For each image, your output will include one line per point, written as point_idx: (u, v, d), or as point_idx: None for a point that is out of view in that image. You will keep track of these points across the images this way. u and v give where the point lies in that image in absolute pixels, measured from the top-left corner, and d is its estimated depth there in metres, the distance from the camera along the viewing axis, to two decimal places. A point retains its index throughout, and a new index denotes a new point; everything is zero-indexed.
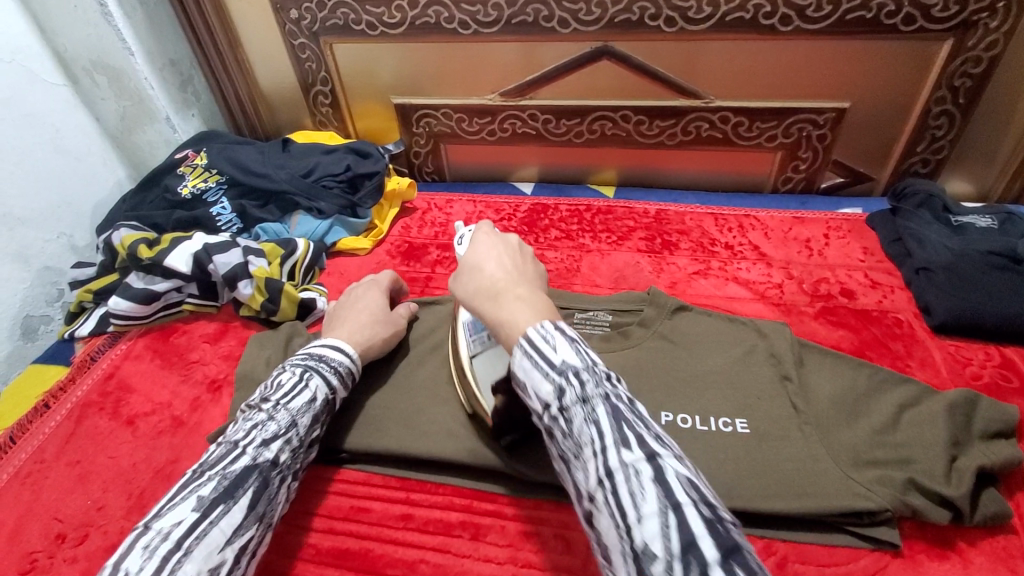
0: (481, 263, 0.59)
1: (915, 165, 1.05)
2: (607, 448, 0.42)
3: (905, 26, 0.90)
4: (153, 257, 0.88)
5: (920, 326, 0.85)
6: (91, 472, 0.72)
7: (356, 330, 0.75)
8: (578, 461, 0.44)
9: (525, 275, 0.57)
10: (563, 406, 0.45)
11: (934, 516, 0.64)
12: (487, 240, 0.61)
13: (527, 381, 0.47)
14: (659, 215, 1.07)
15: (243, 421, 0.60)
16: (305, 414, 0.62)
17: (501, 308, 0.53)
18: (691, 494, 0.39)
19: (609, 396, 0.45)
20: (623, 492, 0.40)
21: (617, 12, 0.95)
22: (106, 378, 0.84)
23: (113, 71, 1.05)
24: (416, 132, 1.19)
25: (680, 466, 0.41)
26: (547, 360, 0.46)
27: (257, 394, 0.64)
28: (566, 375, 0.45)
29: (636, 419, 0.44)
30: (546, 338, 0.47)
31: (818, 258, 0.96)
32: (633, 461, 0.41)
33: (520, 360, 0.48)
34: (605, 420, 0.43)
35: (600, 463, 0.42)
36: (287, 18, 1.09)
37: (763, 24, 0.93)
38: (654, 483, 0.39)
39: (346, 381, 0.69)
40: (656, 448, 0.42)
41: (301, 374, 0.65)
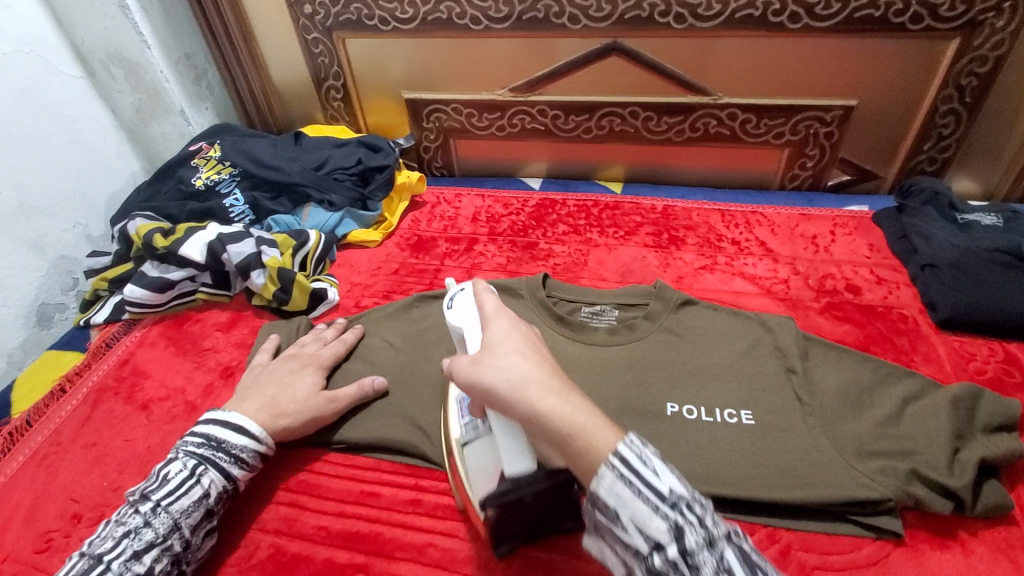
0: (517, 346, 0.53)
1: (922, 164, 1.05)
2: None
3: (912, 25, 0.90)
4: (167, 246, 0.90)
5: (925, 321, 0.85)
6: (107, 455, 0.74)
7: (271, 400, 0.70)
8: None
9: (550, 363, 0.53)
10: (683, 551, 0.42)
11: (936, 506, 0.65)
12: (506, 317, 0.56)
13: (626, 514, 0.44)
14: (666, 211, 1.08)
15: (118, 524, 0.58)
16: (189, 515, 0.60)
17: (568, 412, 0.48)
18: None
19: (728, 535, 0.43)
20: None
21: (627, 9, 0.96)
22: (120, 364, 0.86)
23: (129, 64, 1.06)
24: (426, 127, 1.20)
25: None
26: (655, 491, 0.44)
27: (141, 487, 0.61)
28: (678, 508, 0.43)
29: (758, 560, 0.43)
30: (646, 461, 0.45)
31: (824, 254, 0.97)
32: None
33: (614, 485, 0.44)
34: (737, 567, 0.41)
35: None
36: (301, 13, 1.10)
37: (772, 22, 0.93)
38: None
39: (251, 465, 0.66)
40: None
41: (190, 469, 0.62)
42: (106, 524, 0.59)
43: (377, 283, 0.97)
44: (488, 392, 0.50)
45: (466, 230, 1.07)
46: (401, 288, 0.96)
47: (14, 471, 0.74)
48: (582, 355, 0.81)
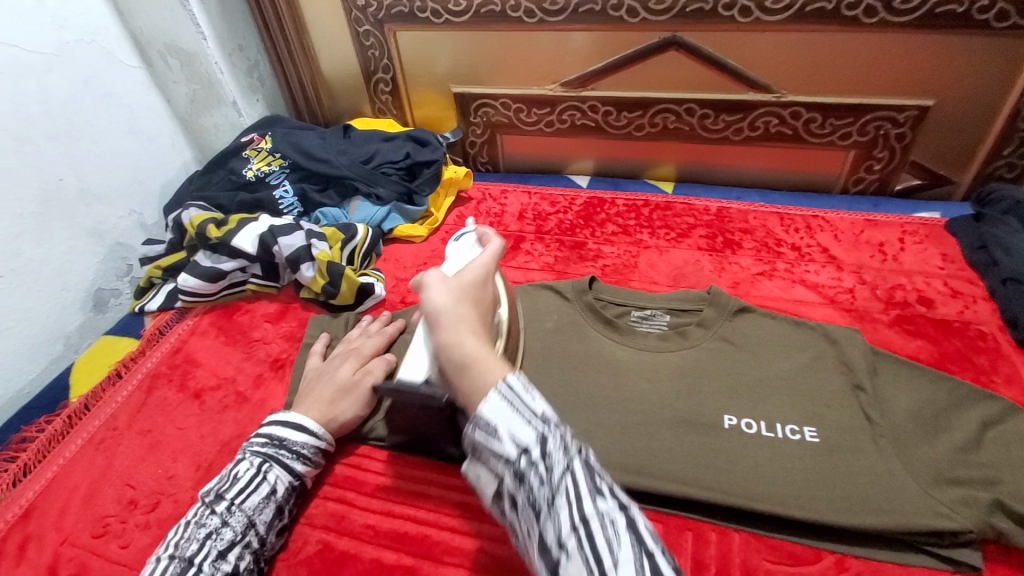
0: (474, 289, 0.54)
1: (1000, 170, 0.98)
2: (582, 497, 0.41)
3: (998, 22, 0.84)
4: (220, 237, 0.90)
5: (1006, 339, 0.79)
6: (161, 442, 0.75)
7: (316, 391, 0.71)
8: (549, 514, 0.41)
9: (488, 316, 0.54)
10: (545, 455, 0.42)
11: (1021, 541, 0.60)
12: (484, 263, 0.57)
13: (500, 425, 0.43)
14: (721, 213, 1.04)
15: (196, 526, 0.58)
16: (263, 511, 0.61)
17: (478, 352, 0.48)
18: (658, 544, 0.41)
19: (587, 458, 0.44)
20: (601, 539, 0.40)
21: (689, 1, 0.92)
22: (173, 352, 0.87)
23: (184, 54, 1.07)
24: (473, 122, 1.18)
25: (642, 517, 0.43)
26: (529, 407, 0.44)
27: (210, 488, 0.62)
28: (546, 424, 0.43)
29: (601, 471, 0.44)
30: (526, 387, 0.45)
31: (893, 263, 0.92)
32: (607, 510, 0.41)
33: (494, 403, 0.44)
34: (583, 473, 0.42)
35: (579, 519, 0.40)
36: (353, 5, 1.09)
37: (846, 16, 0.88)
38: (629, 533, 0.41)
39: (315, 460, 0.67)
40: (622, 497, 0.43)
41: (258, 467, 0.63)
42: (182, 526, 0.58)
43: None
44: (422, 308, 0.52)
45: (512, 228, 1.05)
46: None
47: (73, 454, 0.75)
48: (633, 360, 0.78)
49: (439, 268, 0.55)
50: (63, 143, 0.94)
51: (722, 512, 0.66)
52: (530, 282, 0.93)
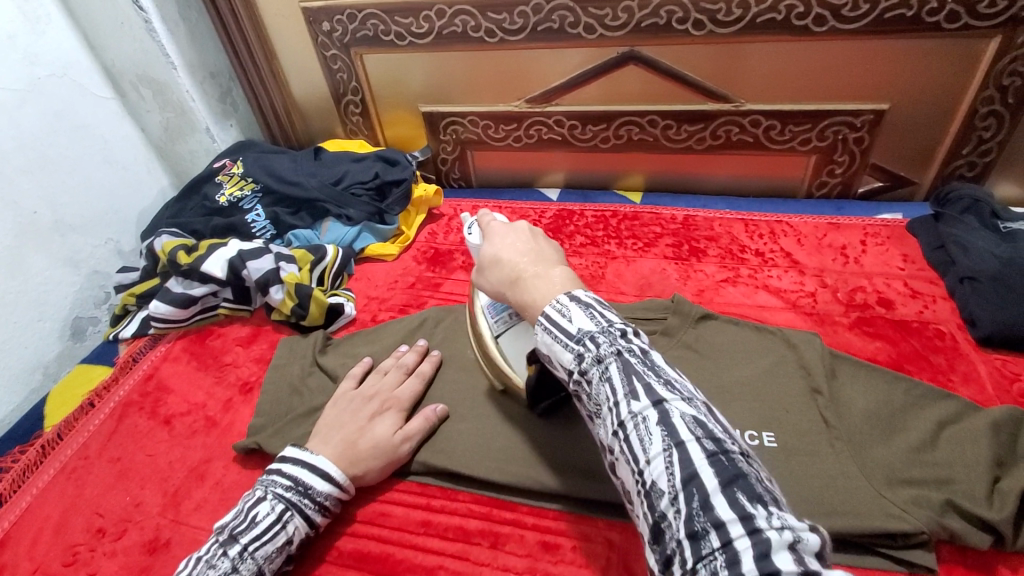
0: (505, 251, 0.58)
1: (961, 169, 1.00)
2: (619, 403, 0.43)
3: (949, 23, 0.86)
4: (191, 263, 0.92)
5: (964, 338, 0.81)
6: (131, 469, 0.76)
7: (348, 445, 0.67)
8: (598, 416, 0.46)
9: (539, 255, 0.57)
10: (585, 373, 0.46)
11: (974, 540, 0.60)
12: (505, 228, 0.61)
13: (550, 353, 0.49)
14: (687, 221, 1.05)
15: (205, 569, 0.55)
16: (272, 561, 0.58)
17: (525, 286, 0.54)
18: (696, 433, 0.40)
19: (620, 352, 0.45)
20: (634, 438, 0.41)
21: (644, 17, 0.94)
22: (146, 379, 0.88)
23: (157, 84, 1.10)
24: (443, 140, 1.20)
25: (686, 407, 0.42)
26: (564, 332, 0.47)
27: (226, 523, 0.59)
28: (584, 342, 0.46)
29: (647, 370, 0.44)
30: (563, 311, 0.48)
31: (854, 266, 0.93)
32: (640, 409, 0.42)
33: (542, 335, 0.49)
34: (618, 376, 0.44)
35: (615, 417, 0.43)
36: (319, 30, 1.11)
37: (796, 26, 0.90)
38: (660, 427, 0.41)
39: (332, 510, 0.65)
40: (662, 394, 0.42)
41: (280, 513, 0.60)
42: (190, 562, 0.56)
43: (394, 297, 0.97)
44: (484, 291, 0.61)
45: None
46: (417, 302, 0.96)
47: (46, 484, 0.76)
48: None
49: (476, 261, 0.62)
50: (35, 176, 0.96)
51: None
52: None
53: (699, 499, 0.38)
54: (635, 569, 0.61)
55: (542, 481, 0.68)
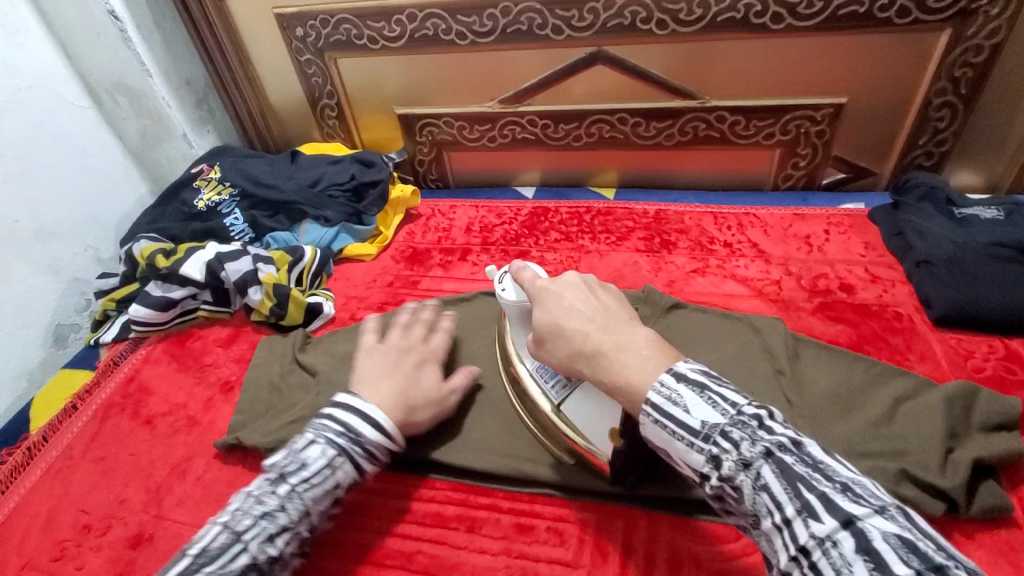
0: (570, 317, 0.56)
1: (918, 159, 1.03)
2: (789, 517, 0.39)
3: (899, 18, 0.89)
4: (169, 266, 0.92)
5: (921, 319, 0.84)
6: (113, 469, 0.77)
7: (402, 390, 0.67)
8: (759, 531, 0.42)
9: (606, 317, 0.55)
10: (726, 477, 0.43)
11: (927, 507, 0.62)
12: (561, 288, 0.59)
13: (672, 452, 0.46)
14: (659, 215, 1.08)
15: (254, 501, 0.56)
16: (319, 503, 0.59)
17: (608, 363, 0.51)
18: (903, 555, 0.35)
19: (767, 451, 0.42)
20: (824, 566, 0.37)
21: (609, 17, 0.97)
22: (127, 381, 0.89)
23: (133, 92, 1.11)
24: (420, 141, 1.22)
25: (881, 521, 0.37)
26: (685, 427, 0.45)
27: (278, 461, 0.59)
28: (716, 441, 0.43)
29: (809, 473, 0.40)
30: (675, 399, 0.46)
31: (818, 253, 0.96)
32: (822, 529, 0.38)
33: (655, 429, 0.47)
34: (775, 482, 0.40)
35: (788, 538, 0.39)
36: (293, 36, 1.13)
37: (755, 23, 0.93)
38: (858, 550, 0.36)
39: (382, 459, 0.64)
40: (844, 506, 0.38)
41: (329, 457, 0.59)
42: (242, 493, 0.57)
43: (372, 296, 0.99)
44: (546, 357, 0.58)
45: (459, 241, 1.09)
46: (395, 300, 0.98)
47: (29, 485, 0.77)
48: None
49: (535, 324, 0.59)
50: (17, 184, 0.96)
51: (653, 496, 0.65)
52: (474, 291, 0.95)
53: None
54: (607, 549, 0.63)
55: (517, 466, 0.70)
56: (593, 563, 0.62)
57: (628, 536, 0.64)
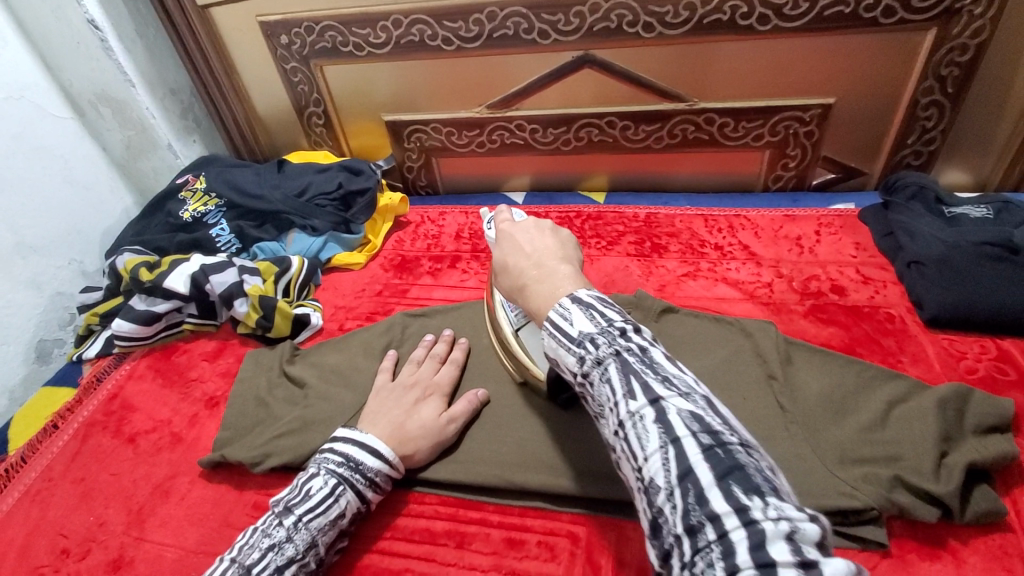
0: (511, 255, 0.57)
1: (907, 158, 1.03)
2: (618, 402, 0.40)
3: (885, 18, 0.89)
4: (153, 280, 0.91)
5: (913, 321, 0.84)
6: (95, 489, 0.75)
7: (397, 427, 0.68)
8: (600, 418, 0.43)
9: (545, 255, 0.55)
10: (585, 375, 0.44)
11: (921, 513, 0.61)
12: (513, 231, 0.60)
13: (552, 355, 0.47)
14: (649, 219, 1.08)
15: (262, 535, 0.57)
16: (325, 534, 0.60)
17: (530, 293, 0.52)
18: (692, 427, 0.37)
19: (618, 351, 0.42)
20: (631, 437, 0.39)
21: (596, 21, 0.96)
22: (110, 398, 0.87)
23: (116, 102, 1.10)
24: (408, 148, 1.21)
25: (684, 401, 0.39)
26: (564, 335, 0.45)
27: (282, 497, 0.61)
28: (583, 344, 0.44)
29: (645, 368, 0.41)
30: (564, 315, 0.46)
31: (809, 255, 0.96)
32: (637, 408, 0.39)
33: (547, 339, 0.47)
34: (616, 376, 0.41)
35: (614, 416, 0.41)
36: (278, 44, 1.12)
37: (742, 25, 0.93)
38: (656, 425, 0.38)
39: (384, 487, 0.66)
40: (658, 391, 0.39)
41: (332, 487, 0.61)
42: (249, 531, 0.59)
43: (361, 306, 0.98)
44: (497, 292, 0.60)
45: (449, 249, 1.08)
46: (384, 309, 0.97)
47: (10, 508, 0.75)
48: None
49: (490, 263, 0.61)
50: None
51: None
52: (464, 299, 0.95)
53: (695, 495, 0.35)
54: (599, 563, 0.62)
55: (507, 478, 0.69)
56: None
57: (620, 549, 0.63)
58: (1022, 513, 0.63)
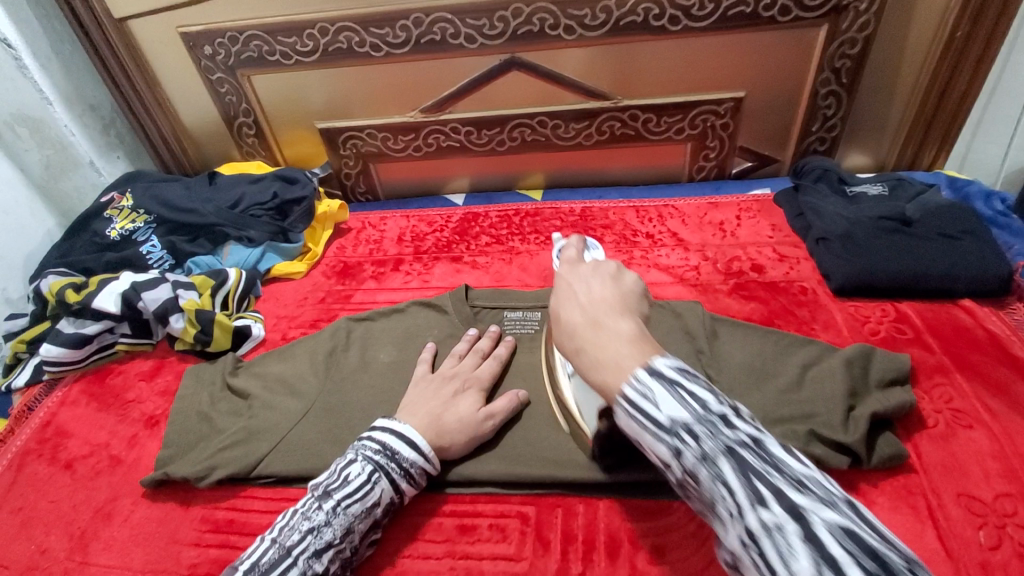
0: (566, 303, 0.51)
1: (814, 144, 1.12)
2: (744, 509, 0.36)
3: (782, 16, 0.97)
4: (81, 301, 0.88)
5: (823, 292, 0.91)
6: (31, 519, 0.72)
7: (435, 417, 0.67)
8: (714, 517, 0.39)
9: (606, 307, 0.49)
10: (688, 470, 0.39)
11: (834, 462, 0.67)
12: (572, 277, 0.54)
13: (637, 440, 0.43)
14: (584, 213, 1.12)
15: (302, 517, 0.59)
16: (362, 521, 0.61)
17: (590, 357, 0.46)
18: (850, 549, 0.33)
19: (729, 447, 0.38)
20: (771, 554, 0.35)
21: (519, 25, 1.00)
22: (42, 426, 0.83)
23: (33, 122, 1.05)
24: (344, 155, 1.21)
25: (829, 512, 0.35)
26: (652, 422, 0.41)
27: (320, 480, 0.62)
28: (679, 436, 0.39)
29: (767, 467, 0.37)
30: (646, 393, 0.41)
31: (731, 239, 1.03)
32: (774, 519, 0.35)
33: (625, 418, 0.43)
34: (734, 477, 0.37)
35: (738, 525, 0.37)
36: (201, 55, 1.10)
37: (655, 26, 0.99)
38: (804, 541, 0.34)
39: (421, 481, 0.65)
40: (795, 499, 0.35)
41: (369, 473, 0.62)
42: (290, 512, 0.60)
43: (304, 314, 0.97)
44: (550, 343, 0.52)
45: (391, 252, 1.09)
46: (328, 316, 0.96)
47: None
48: None
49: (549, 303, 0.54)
50: None
51: (587, 483, 0.68)
52: (406, 299, 0.96)
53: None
54: (549, 539, 0.65)
55: (456, 469, 0.70)
56: (535, 554, 0.64)
57: (567, 523, 0.66)
58: (921, 455, 0.70)
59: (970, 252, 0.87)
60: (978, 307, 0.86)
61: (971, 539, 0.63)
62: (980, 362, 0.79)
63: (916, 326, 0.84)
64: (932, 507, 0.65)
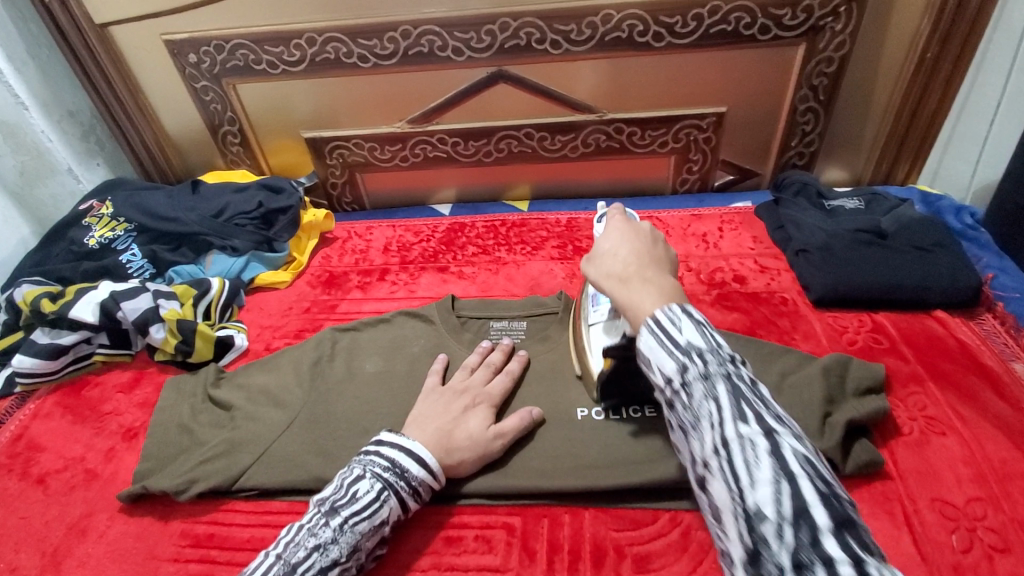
0: (626, 248, 0.57)
1: (793, 158, 1.15)
2: (725, 420, 0.42)
3: (762, 35, 1.00)
4: (57, 310, 0.86)
5: (803, 302, 0.93)
6: (1, 536, 0.70)
7: (444, 434, 0.67)
8: (694, 432, 0.45)
9: (655, 260, 0.56)
10: (685, 384, 0.45)
11: None
12: (635, 232, 0.59)
13: (650, 358, 0.47)
14: (571, 224, 1.13)
15: (308, 533, 0.58)
16: (369, 538, 0.60)
17: (634, 290, 0.52)
18: (808, 471, 0.39)
19: (730, 376, 0.44)
20: (738, 459, 0.41)
21: (506, 39, 1.02)
22: (14, 440, 0.81)
23: (7, 127, 1.03)
24: (330, 164, 1.21)
25: (797, 443, 0.41)
26: (671, 341, 0.46)
27: (326, 496, 0.61)
28: (690, 355, 0.45)
29: (757, 399, 0.44)
30: (674, 321, 0.47)
31: (714, 250, 1.05)
32: (749, 434, 0.41)
33: (647, 339, 0.48)
34: (726, 396, 0.43)
35: (716, 434, 0.43)
36: (186, 62, 1.10)
37: (639, 42, 1.01)
38: (771, 456, 0.40)
39: (426, 496, 0.65)
40: (773, 425, 0.42)
41: (377, 491, 0.61)
42: (294, 527, 0.59)
43: (288, 324, 0.96)
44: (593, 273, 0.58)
45: (378, 262, 1.08)
46: (313, 326, 0.96)
47: None
48: None
49: (600, 243, 0.60)
50: None
51: (573, 492, 0.68)
52: (393, 309, 0.95)
53: (809, 533, 0.37)
54: (535, 550, 0.65)
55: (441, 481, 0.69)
56: (520, 565, 0.64)
57: (554, 534, 0.66)
58: (897, 462, 0.72)
59: (941, 264, 0.90)
60: (950, 317, 0.88)
61: (946, 543, 0.64)
62: (952, 371, 0.81)
63: (892, 336, 0.86)
64: (909, 514, 0.67)
